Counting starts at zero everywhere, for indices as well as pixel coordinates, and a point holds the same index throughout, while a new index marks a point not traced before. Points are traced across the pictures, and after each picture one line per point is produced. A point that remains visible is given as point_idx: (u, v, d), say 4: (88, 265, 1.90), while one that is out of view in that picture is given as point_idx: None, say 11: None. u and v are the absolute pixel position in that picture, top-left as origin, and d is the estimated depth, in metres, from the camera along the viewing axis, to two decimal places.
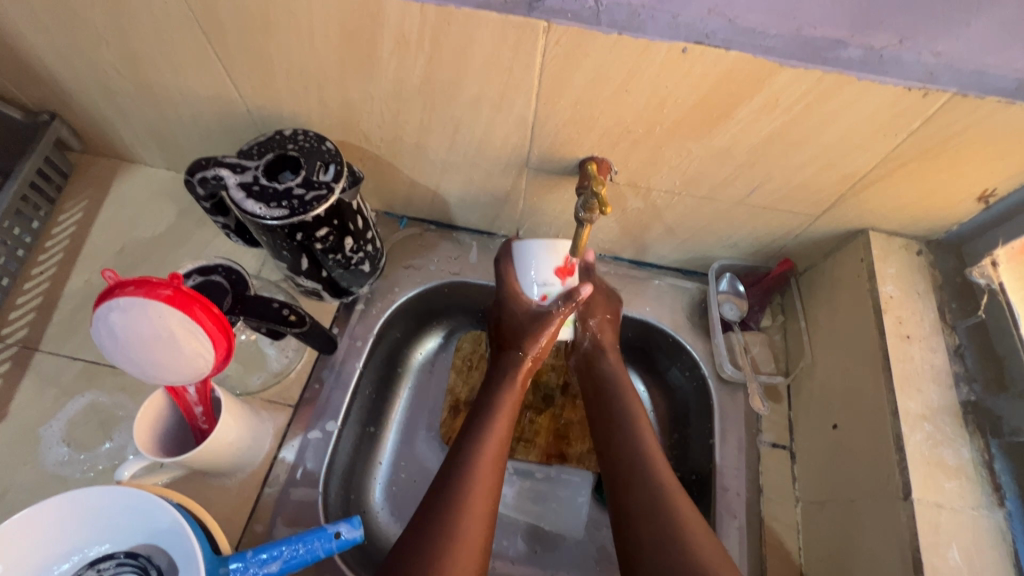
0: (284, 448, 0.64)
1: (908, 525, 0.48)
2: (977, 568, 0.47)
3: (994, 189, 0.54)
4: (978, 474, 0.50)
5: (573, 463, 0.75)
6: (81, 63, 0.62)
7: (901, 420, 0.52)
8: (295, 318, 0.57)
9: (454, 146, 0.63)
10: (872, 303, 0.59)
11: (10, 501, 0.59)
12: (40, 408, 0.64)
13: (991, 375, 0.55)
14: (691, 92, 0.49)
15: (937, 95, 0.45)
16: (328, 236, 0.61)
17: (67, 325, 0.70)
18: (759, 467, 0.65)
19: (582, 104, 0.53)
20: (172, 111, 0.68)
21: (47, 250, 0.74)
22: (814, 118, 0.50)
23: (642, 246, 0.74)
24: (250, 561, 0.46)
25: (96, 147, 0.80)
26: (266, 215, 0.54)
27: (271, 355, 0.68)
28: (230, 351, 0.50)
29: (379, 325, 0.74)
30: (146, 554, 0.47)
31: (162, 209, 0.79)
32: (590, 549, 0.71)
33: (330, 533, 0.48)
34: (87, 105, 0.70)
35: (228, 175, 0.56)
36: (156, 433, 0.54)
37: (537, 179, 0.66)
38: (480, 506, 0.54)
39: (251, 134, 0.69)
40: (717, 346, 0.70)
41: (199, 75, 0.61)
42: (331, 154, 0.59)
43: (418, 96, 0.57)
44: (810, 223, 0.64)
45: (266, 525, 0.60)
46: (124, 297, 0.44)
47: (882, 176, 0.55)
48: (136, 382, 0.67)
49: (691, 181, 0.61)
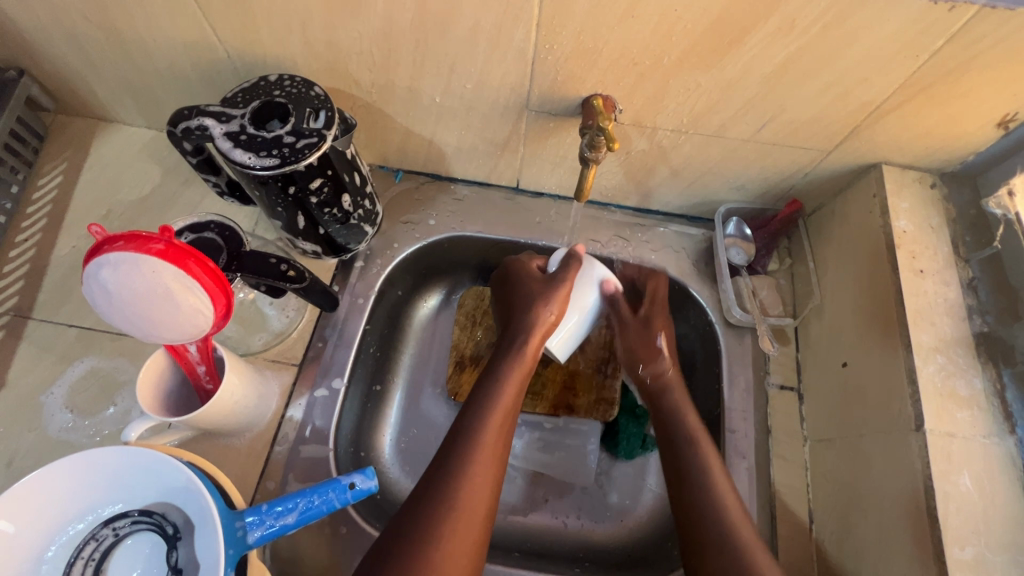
0: (290, 407, 0.64)
1: (920, 455, 0.48)
2: (989, 494, 0.47)
3: (1015, 113, 0.52)
4: (990, 404, 0.50)
5: (583, 415, 0.74)
6: (44, 9, 0.58)
7: (914, 353, 0.52)
8: (294, 273, 0.56)
9: (449, 89, 0.60)
10: (885, 238, 0.58)
11: (17, 468, 0.59)
12: (40, 376, 0.63)
13: (1004, 306, 0.54)
14: (703, 14, 0.46)
15: (964, 8, 0.42)
16: (323, 188, 0.58)
17: (59, 292, 0.68)
18: (768, 409, 0.65)
19: (585, 33, 0.50)
20: (147, 62, 0.64)
21: (30, 215, 0.72)
22: (830, 43, 0.47)
23: (646, 192, 0.72)
24: (266, 514, 0.46)
25: (71, 107, 0.76)
26: (256, 165, 0.52)
27: (271, 315, 0.67)
28: (229, 309, 0.49)
29: (380, 283, 0.72)
30: (160, 511, 0.47)
31: (146, 169, 0.76)
32: (601, 496, 0.72)
33: (344, 484, 0.48)
34: (55, 59, 0.66)
35: (213, 125, 0.53)
36: (159, 394, 0.53)
37: (538, 122, 0.63)
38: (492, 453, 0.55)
39: (233, 84, 0.65)
40: (724, 292, 0.70)
41: (173, 19, 0.57)
42: (321, 100, 0.56)
43: (409, 33, 0.53)
44: (821, 159, 0.62)
45: (278, 482, 0.60)
46: (113, 253, 0.42)
47: (898, 105, 0.53)
48: (136, 347, 0.65)
49: (699, 118, 0.58)
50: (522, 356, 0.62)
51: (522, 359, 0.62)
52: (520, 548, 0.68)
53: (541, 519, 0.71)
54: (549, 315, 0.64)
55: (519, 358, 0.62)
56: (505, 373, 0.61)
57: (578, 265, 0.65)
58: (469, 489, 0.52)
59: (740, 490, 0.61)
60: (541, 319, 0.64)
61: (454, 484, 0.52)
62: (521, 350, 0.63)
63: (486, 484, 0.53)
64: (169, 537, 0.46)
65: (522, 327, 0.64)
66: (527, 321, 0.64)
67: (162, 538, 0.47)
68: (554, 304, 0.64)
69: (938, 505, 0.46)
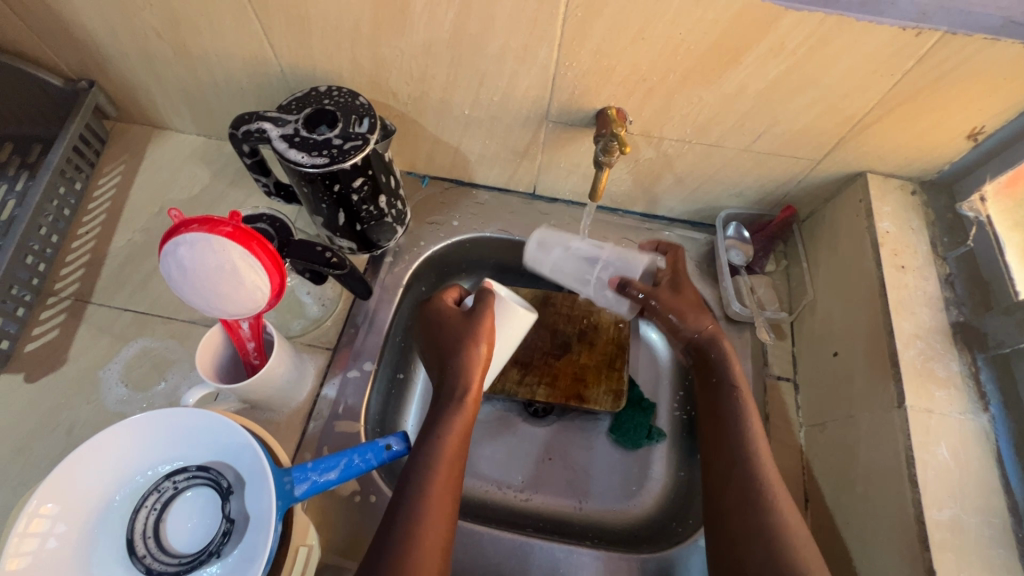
0: (325, 386, 0.69)
1: (902, 429, 0.53)
2: (964, 464, 0.52)
3: (983, 126, 0.58)
4: (966, 385, 0.55)
5: (592, 404, 0.77)
6: (123, 28, 0.66)
7: (896, 338, 0.57)
8: (337, 260, 0.62)
9: (477, 101, 0.67)
10: (870, 238, 0.64)
11: (77, 435, 0.64)
12: (98, 353, 0.69)
13: (978, 298, 0.60)
14: (703, 38, 0.53)
15: (929, 34, 0.49)
16: (363, 186, 0.65)
17: (116, 279, 0.75)
18: (766, 397, 0.70)
19: (601, 53, 0.57)
20: (207, 75, 0.72)
21: (91, 211, 0.79)
22: (815, 62, 0.54)
23: (653, 198, 0.79)
24: (311, 470, 0.51)
25: (131, 115, 0.84)
26: (308, 163, 0.58)
27: (308, 303, 0.74)
28: (282, 288, 0.55)
29: (407, 277, 0.78)
30: (216, 468, 0.52)
31: (196, 172, 0.83)
32: (613, 484, 0.77)
33: (381, 446, 0.54)
34: (125, 71, 0.74)
35: (271, 128, 0.60)
36: (214, 365, 0.59)
37: (556, 132, 0.70)
38: (444, 490, 0.54)
39: (282, 95, 0.73)
40: (725, 289, 0.75)
41: (237, 38, 0.64)
42: (365, 108, 0.62)
43: (446, 51, 0.61)
44: (812, 168, 0.69)
45: (313, 453, 0.65)
46: (190, 234, 0.49)
47: (878, 119, 0.59)
48: (184, 329, 0.72)
49: (701, 128, 0.65)
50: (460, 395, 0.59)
51: (460, 404, 0.59)
52: (533, 524, 0.73)
53: (532, 500, 0.75)
54: (480, 351, 0.60)
55: (460, 405, 0.59)
56: (444, 424, 0.58)
57: (492, 298, 0.62)
58: (428, 525, 0.51)
59: None
60: (473, 357, 0.60)
61: (415, 516, 0.51)
62: (459, 396, 0.59)
63: (439, 523, 0.52)
64: (223, 491, 0.51)
65: (456, 367, 0.60)
66: (459, 360, 0.60)
67: (217, 492, 0.52)
68: (483, 340, 0.61)
69: (918, 472, 0.51)
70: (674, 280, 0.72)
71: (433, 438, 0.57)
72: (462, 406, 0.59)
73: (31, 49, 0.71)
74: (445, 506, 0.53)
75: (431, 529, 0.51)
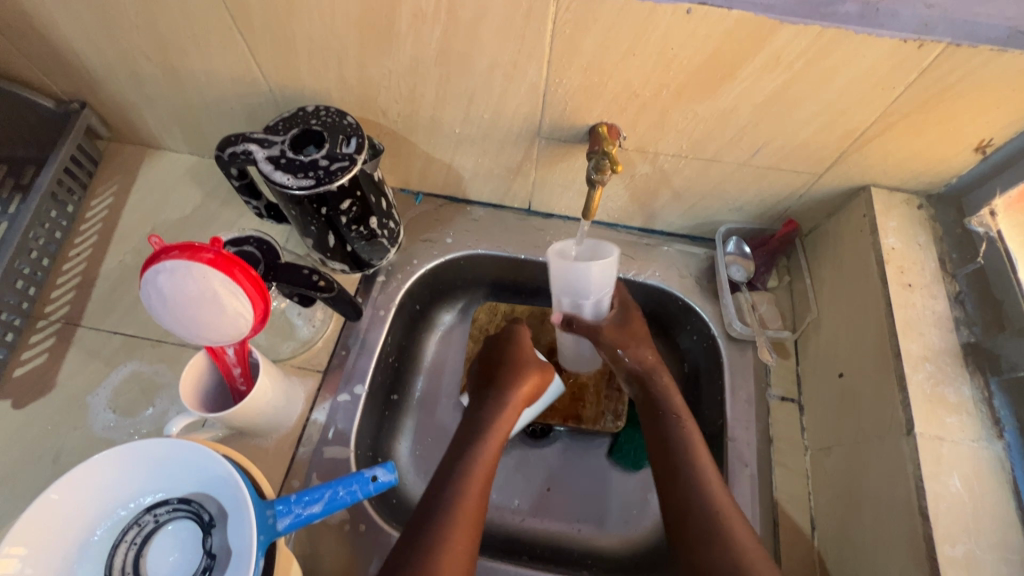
0: (315, 410, 0.68)
1: (911, 458, 0.51)
2: (977, 495, 0.49)
3: (991, 139, 0.56)
4: (978, 410, 0.53)
5: (591, 425, 0.76)
6: (111, 50, 0.66)
7: (904, 361, 0.55)
8: (324, 283, 0.61)
9: (468, 118, 0.66)
10: (876, 254, 0.62)
11: (63, 463, 0.63)
12: (87, 378, 0.68)
13: (991, 318, 0.57)
14: (696, 53, 0.52)
15: (932, 46, 0.47)
16: (352, 207, 0.64)
17: (106, 301, 0.74)
18: (769, 419, 0.67)
19: (592, 68, 0.55)
20: (197, 96, 0.71)
21: (83, 232, 0.78)
22: (812, 76, 0.52)
23: (650, 213, 0.77)
24: (294, 503, 0.49)
25: (124, 135, 0.84)
26: (293, 185, 0.57)
27: (299, 325, 0.72)
28: (267, 314, 0.54)
29: (400, 296, 0.76)
30: (198, 500, 0.51)
31: (188, 191, 0.83)
32: (614, 508, 0.74)
33: (368, 476, 0.52)
34: (115, 92, 0.74)
35: (256, 150, 0.59)
36: (199, 392, 0.58)
37: (548, 148, 0.68)
38: (477, 490, 0.57)
39: (271, 113, 0.72)
40: (726, 307, 0.73)
41: (224, 59, 0.64)
42: (352, 128, 0.61)
43: (434, 69, 0.59)
44: (813, 182, 0.66)
45: (302, 480, 0.64)
46: (170, 261, 0.47)
47: (880, 132, 0.57)
48: (174, 353, 0.71)
49: (698, 143, 0.63)
50: (509, 401, 0.66)
51: (504, 414, 0.65)
52: (529, 551, 0.70)
53: (531, 525, 0.73)
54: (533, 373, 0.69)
55: (503, 410, 0.65)
56: (492, 424, 0.64)
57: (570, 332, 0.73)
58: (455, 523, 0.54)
59: (744, 496, 0.63)
60: (527, 375, 0.68)
61: (449, 514, 0.54)
62: (507, 401, 0.66)
63: (469, 519, 0.55)
64: (204, 524, 0.50)
65: (509, 377, 0.68)
66: (511, 374, 0.68)
67: (198, 525, 0.50)
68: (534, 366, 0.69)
69: (929, 504, 0.49)
70: (620, 316, 0.72)
71: (480, 439, 0.62)
72: (506, 413, 0.65)
73: (21, 72, 0.71)
74: (474, 507, 0.56)
75: (456, 544, 0.52)
